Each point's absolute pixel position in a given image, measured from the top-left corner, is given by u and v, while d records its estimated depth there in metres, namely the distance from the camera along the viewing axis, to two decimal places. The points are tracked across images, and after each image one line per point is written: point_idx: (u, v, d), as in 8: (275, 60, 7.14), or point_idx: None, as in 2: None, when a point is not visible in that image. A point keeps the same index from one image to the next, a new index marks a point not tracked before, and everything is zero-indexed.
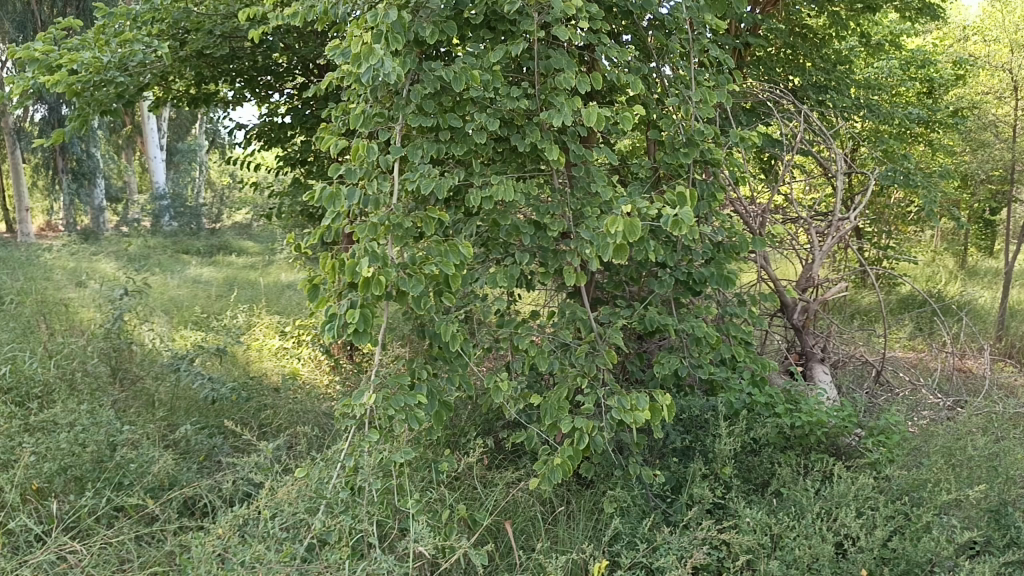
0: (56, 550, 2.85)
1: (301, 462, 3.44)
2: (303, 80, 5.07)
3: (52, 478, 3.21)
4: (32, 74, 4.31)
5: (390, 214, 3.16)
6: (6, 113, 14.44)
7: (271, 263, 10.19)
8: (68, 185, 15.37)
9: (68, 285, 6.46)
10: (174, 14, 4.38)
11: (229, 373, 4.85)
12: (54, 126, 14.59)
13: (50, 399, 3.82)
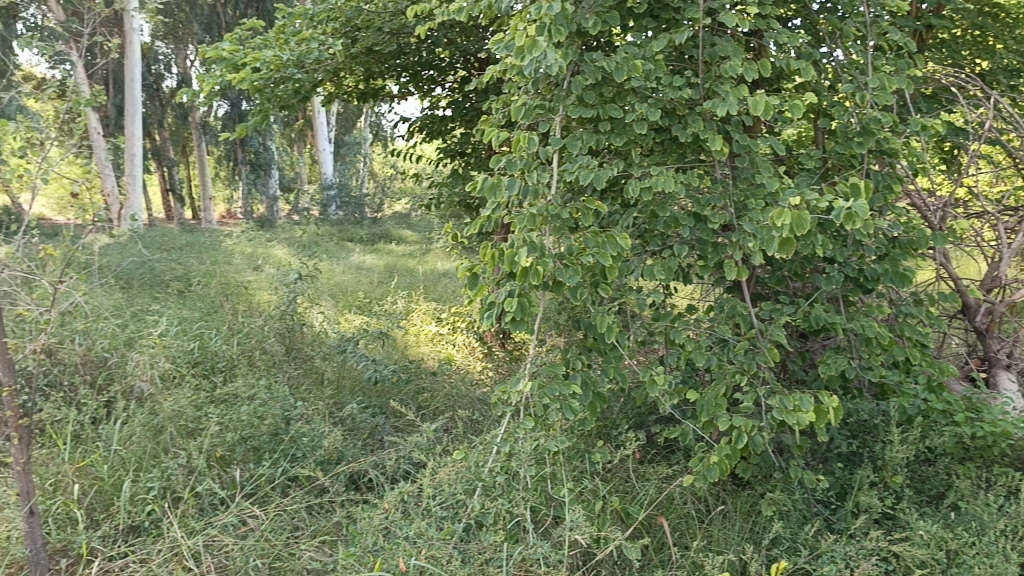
0: (238, 514, 3.08)
1: (459, 445, 3.54)
2: (464, 74, 5.19)
3: (234, 447, 3.46)
4: (221, 73, 4.64)
5: (548, 205, 3.18)
6: (193, 109, 15.70)
7: (428, 251, 10.53)
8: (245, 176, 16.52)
9: (247, 268, 6.96)
10: (347, 12, 4.56)
11: (390, 356, 5.06)
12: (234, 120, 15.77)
13: (232, 373, 4.15)
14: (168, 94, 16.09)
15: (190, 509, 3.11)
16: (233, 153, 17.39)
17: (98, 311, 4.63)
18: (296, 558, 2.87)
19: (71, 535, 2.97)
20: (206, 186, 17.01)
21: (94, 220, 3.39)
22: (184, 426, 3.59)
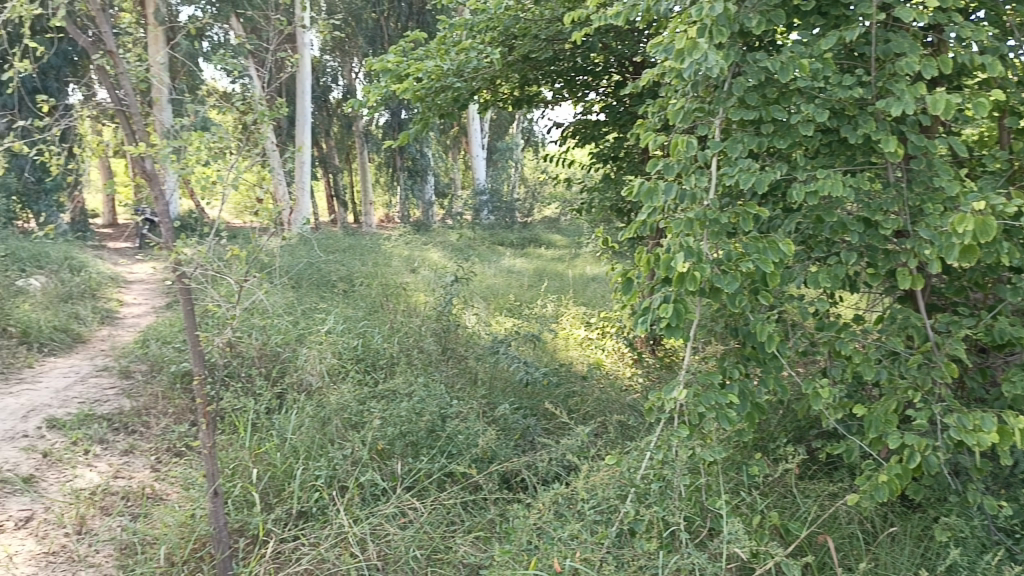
0: (399, 505, 3.20)
1: (612, 450, 3.53)
2: (618, 78, 5.16)
3: (394, 442, 3.61)
4: (386, 84, 4.86)
5: (707, 210, 3.11)
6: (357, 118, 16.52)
7: (577, 255, 10.57)
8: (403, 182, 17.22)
9: (405, 270, 7.24)
10: (505, 22, 4.63)
11: (541, 359, 5.11)
12: (395, 128, 16.48)
13: (392, 370, 4.35)
14: (334, 104, 16.98)
15: (355, 499, 3.26)
16: (393, 159, 18.19)
17: (272, 308, 4.95)
18: (453, 552, 2.95)
19: (248, 516, 3.18)
20: (365, 192, 17.82)
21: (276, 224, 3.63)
22: (348, 419, 3.78)
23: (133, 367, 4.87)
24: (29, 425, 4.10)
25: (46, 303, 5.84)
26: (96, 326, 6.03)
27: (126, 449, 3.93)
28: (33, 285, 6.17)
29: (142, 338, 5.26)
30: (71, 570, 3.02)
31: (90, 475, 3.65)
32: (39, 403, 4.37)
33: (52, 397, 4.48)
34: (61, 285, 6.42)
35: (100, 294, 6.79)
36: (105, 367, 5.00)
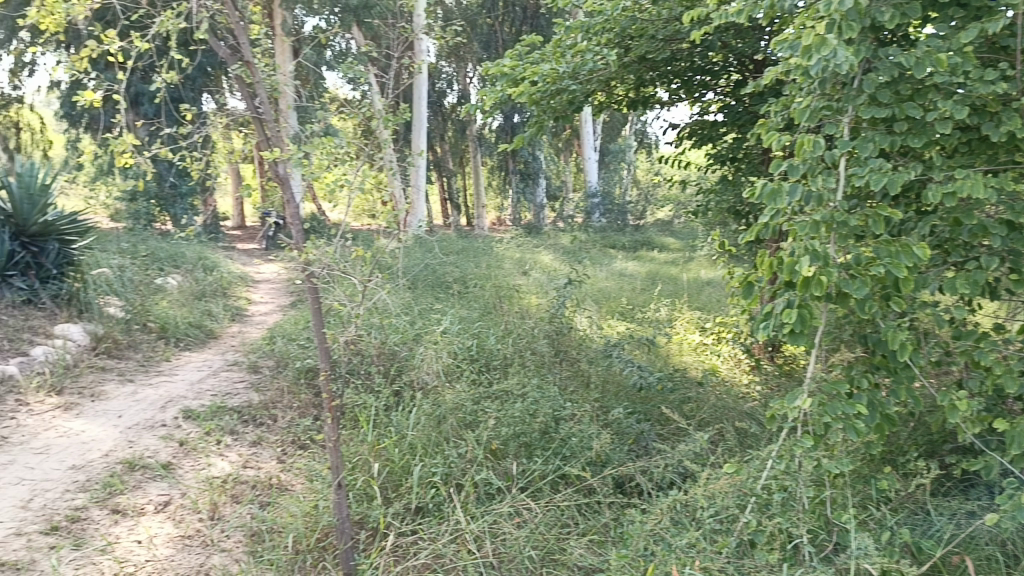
0: (514, 504, 3.22)
1: (731, 458, 3.44)
2: (738, 78, 5.03)
3: (507, 442, 3.64)
4: (502, 87, 4.91)
5: (834, 211, 2.99)
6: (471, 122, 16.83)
7: (691, 259, 10.39)
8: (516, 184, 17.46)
9: (517, 272, 7.31)
10: (621, 23, 4.60)
11: (654, 363, 5.04)
12: (509, 131, 16.74)
13: (505, 371, 4.41)
14: (449, 109, 17.38)
15: (470, 497, 3.30)
16: (505, 162, 18.41)
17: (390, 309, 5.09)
18: (568, 553, 2.95)
19: (368, 509, 3.27)
20: (477, 195, 18.08)
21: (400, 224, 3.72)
22: (463, 418, 3.85)
23: (261, 362, 5.10)
24: (166, 415, 4.36)
25: (182, 300, 6.20)
26: (227, 322, 6.35)
27: (254, 440, 4.12)
28: (171, 283, 6.56)
29: (269, 335, 5.50)
30: (206, 553, 3.19)
31: (222, 464, 3.85)
32: (176, 395, 4.64)
33: (188, 389, 4.74)
34: (196, 284, 6.81)
35: (230, 292, 7.16)
36: (235, 362, 5.26)
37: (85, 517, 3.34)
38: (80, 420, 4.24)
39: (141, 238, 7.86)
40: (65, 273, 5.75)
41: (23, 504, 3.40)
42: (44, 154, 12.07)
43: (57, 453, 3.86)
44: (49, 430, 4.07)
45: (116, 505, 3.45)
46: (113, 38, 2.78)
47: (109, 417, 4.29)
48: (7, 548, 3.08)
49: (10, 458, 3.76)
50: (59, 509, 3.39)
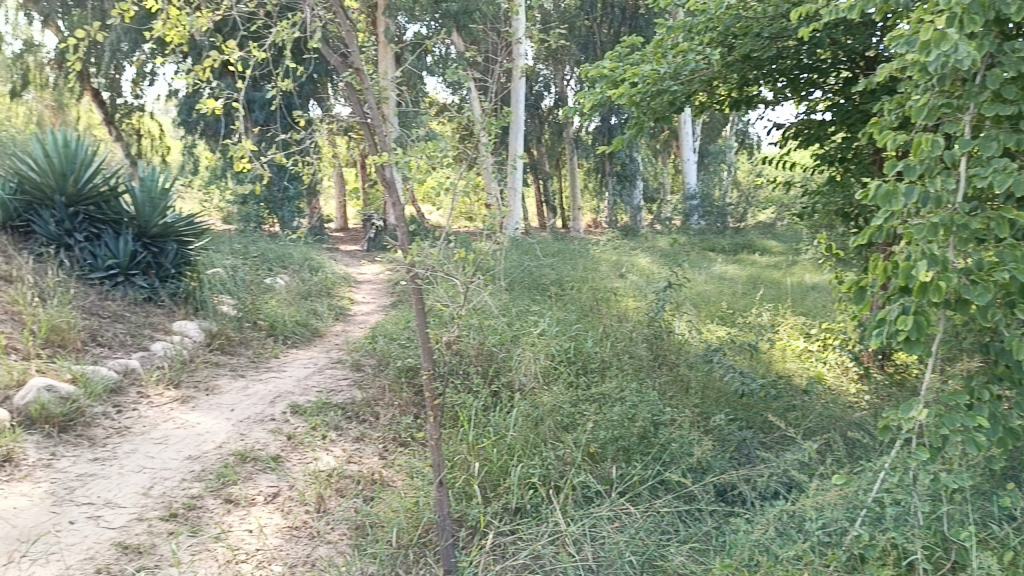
0: (613, 509, 3.20)
1: (839, 468, 3.32)
2: (848, 74, 4.87)
3: (605, 445, 3.63)
4: (602, 89, 4.89)
5: (954, 214, 2.83)
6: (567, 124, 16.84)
7: (795, 263, 10.10)
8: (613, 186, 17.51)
9: (614, 275, 7.27)
10: (726, 21, 4.52)
11: (757, 369, 4.92)
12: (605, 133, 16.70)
13: (602, 374, 4.42)
14: (546, 112, 17.50)
15: (569, 499, 3.29)
16: (602, 164, 18.35)
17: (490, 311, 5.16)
18: (670, 560, 2.87)
19: (467, 507, 3.31)
20: (574, 198, 18.07)
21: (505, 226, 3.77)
22: (560, 420, 3.86)
23: (363, 360, 5.24)
24: (275, 409, 4.53)
25: (289, 299, 6.44)
26: (331, 321, 6.55)
27: (357, 436, 4.24)
28: (279, 282, 6.83)
29: (371, 334, 5.65)
30: (312, 544, 3.30)
31: (327, 459, 3.98)
32: (284, 390, 4.82)
33: (295, 385, 4.92)
34: (302, 284, 7.06)
35: (334, 292, 7.39)
36: (339, 360, 5.42)
37: (200, 505, 3.51)
38: (196, 413, 4.45)
39: (250, 239, 8.20)
40: (182, 273, 6.09)
41: (144, 491, 3.60)
42: (162, 159, 12.73)
43: (175, 443, 4.07)
44: (168, 422, 4.30)
45: (229, 494, 3.61)
46: (234, 48, 2.91)
47: (223, 411, 4.49)
48: (130, 532, 3.27)
49: (132, 447, 3.99)
50: (177, 496, 3.57)
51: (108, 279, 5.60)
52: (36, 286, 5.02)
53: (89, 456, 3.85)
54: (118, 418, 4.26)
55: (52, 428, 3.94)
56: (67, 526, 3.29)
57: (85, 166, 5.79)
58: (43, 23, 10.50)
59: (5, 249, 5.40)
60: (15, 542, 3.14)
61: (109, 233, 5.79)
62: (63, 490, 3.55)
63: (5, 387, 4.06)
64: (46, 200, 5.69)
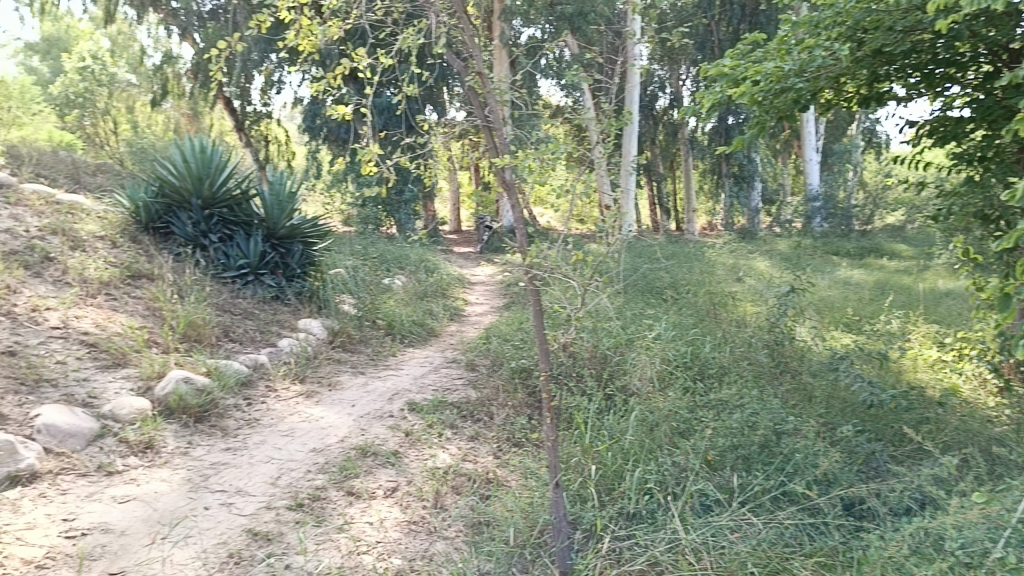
0: (734, 518, 3.11)
1: (979, 487, 3.12)
2: (990, 69, 4.54)
3: (725, 453, 3.54)
4: (722, 89, 4.78)
5: None
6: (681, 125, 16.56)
7: (929, 268, 9.56)
8: (730, 188, 17.17)
9: (732, 278, 7.09)
10: (855, 15, 4.34)
11: (885, 379, 4.69)
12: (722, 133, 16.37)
13: (720, 381, 4.33)
14: (660, 112, 17.27)
15: (688, 506, 3.22)
16: (717, 165, 17.95)
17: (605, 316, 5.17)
18: (795, 575, 2.76)
19: (582, 510, 3.30)
20: (687, 199, 17.75)
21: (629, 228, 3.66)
22: (677, 426, 3.81)
23: (478, 360, 5.30)
24: (393, 406, 4.65)
25: (406, 299, 6.60)
26: (446, 322, 6.66)
27: (472, 435, 4.30)
28: (397, 283, 7.01)
29: (485, 334, 5.71)
30: (430, 539, 3.36)
31: (443, 456, 4.05)
32: (401, 388, 4.94)
33: (412, 383, 5.04)
34: (419, 284, 7.23)
35: (449, 293, 7.52)
36: (454, 359, 5.51)
37: (324, 497, 3.63)
38: (319, 407, 4.62)
39: (370, 241, 8.46)
40: (307, 272, 6.37)
41: (272, 481, 3.77)
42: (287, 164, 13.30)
43: (300, 436, 4.24)
44: (294, 415, 4.48)
45: (351, 487, 3.73)
46: (363, 55, 3.00)
47: (344, 406, 4.64)
48: (260, 519, 3.42)
49: (261, 438, 4.18)
50: (302, 487, 3.72)
51: (239, 277, 5.94)
52: (175, 284, 5.35)
53: (222, 446, 4.06)
54: (248, 410, 4.47)
55: (189, 418, 4.18)
56: (203, 511, 3.47)
57: (219, 170, 6.11)
58: (181, 37, 11.15)
59: (148, 249, 5.80)
60: (157, 524, 3.34)
61: (240, 234, 6.13)
62: (199, 476, 3.76)
63: (148, 378, 4.35)
64: (184, 203, 6.06)
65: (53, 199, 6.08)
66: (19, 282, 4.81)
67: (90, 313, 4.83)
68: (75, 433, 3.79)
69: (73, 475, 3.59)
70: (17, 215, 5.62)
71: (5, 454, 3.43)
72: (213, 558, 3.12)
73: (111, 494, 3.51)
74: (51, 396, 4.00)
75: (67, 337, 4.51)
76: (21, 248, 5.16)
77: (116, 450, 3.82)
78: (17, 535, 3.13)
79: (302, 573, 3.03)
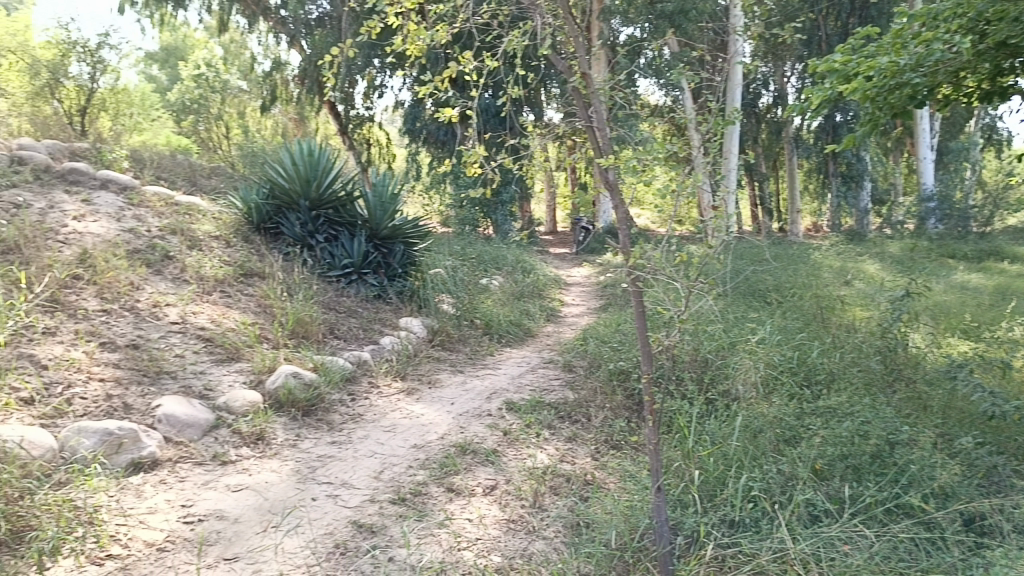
0: (845, 530, 3.00)
1: None
2: None
3: (834, 463, 3.43)
4: (832, 85, 4.64)
5: None
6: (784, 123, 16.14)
7: None
8: (838, 188, 16.64)
9: (838, 281, 6.86)
10: (978, 6, 4.13)
11: (1008, 389, 4.44)
12: (829, 131, 15.85)
13: (828, 388, 4.20)
14: (763, 110, 16.87)
15: (795, 516, 3.12)
16: (825, 164, 17.40)
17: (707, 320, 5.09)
18: None
19: (683, 516, 3.25)
20: (791, 200, 17.26)
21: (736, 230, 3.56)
22: (782, 434, 3.72)
23: (575, 362, 5.30)
24: (491, 405, 4.70)
25: (503, 299, 6.65)
26: (543, 322, 6.69)
27: (570, 436, 4.29)
28: (494, 283, 7.07)
29: (583, 335, 5.71)
30: (529, 538, 3.37)
31: (541, 456, 4.06)
32: (499, 387, 4.99)
33: (509, 383, 5.08)
34: (516, 285, 7.28)
35: (546, 294, 7.54)
36: (552, 360, 5.52)
37: (425, 492, 3.70)
38: (420, 404, 4.71)
39: (468, 241, 8.57)
40: (408, 272, 6.52)
41: (375, 475, 3.86)
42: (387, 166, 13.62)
43: (401, 432, 4.33)
44: (395, 411, 4.58)
45: (451, 483, 3.78)
46: (470, 59, 3.03)
47: (444, 404, 4.72)
48: (364, 512, 3.51)
49: (365, 433, 4.29)
50: (404, 482, 3.80)
51: (343, 277, 6.14)
52: (284, 282, 5.56)
53: (328, 439, 4.19)
54: (352, 405, 4.60)
55: (297, 411, 4.33)
56: (310, 502, 3.59)
57: (326, 172, 6.31)
58: (290, 44, 11.57)
59: (259, 248, 6.05)
60: (267, 513, 3.48)
61: (345, 234, 6.33)
62: (307, 468, 3.89)
63: (260, 372, 4.53)
64: (292, 203, 6.29)
65: (172, 200, 6.41)
66: (142, 279, 5.09)
67: (206, 309, 5.07)
68: (193, 423, 3.98)
69: (191, 463, 3.77)
70: (140, 215, 5.95)
71: (129, 442, 3.66)
72: (320, 548, 3.22)
73: (225, 483, 3.68)
74: (171, 387, 4.22)
75: (185, 332, 4.75)
76: (144, 247, 5.46)
77: (230, 440, 4.00)
78: (141, 518, 3.31)
79: (405, 566, 3.09)
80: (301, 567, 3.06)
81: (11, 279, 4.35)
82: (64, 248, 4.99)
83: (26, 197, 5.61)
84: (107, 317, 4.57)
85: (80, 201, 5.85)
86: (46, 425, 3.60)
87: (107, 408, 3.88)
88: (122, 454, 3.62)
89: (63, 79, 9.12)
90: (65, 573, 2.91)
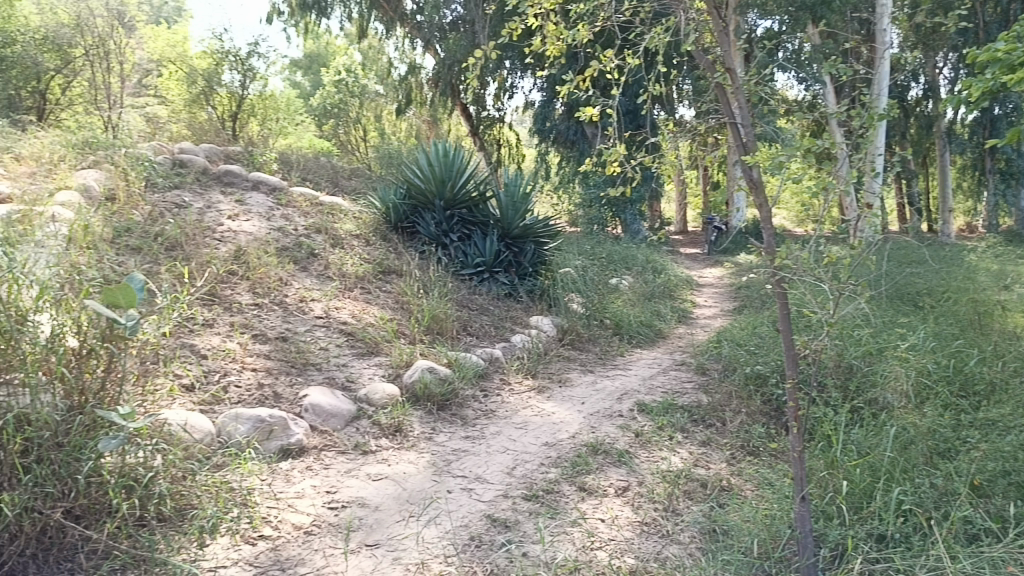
0: (1010, 551, 2.79)
1: None
2: None
3: (995, 479, 3.20)
4: (995, 76, 4.34)
5: None
6: (935, 117, 15.25)
7: None
8: (995, 185, 15.56)
9: (999, 285, 6.41)
10: None
11: None
12: (986, 125, 14.86)
13: (988, 399, 3.94)
14: (911, 104, 16.00)
15: (953, 534, 2.93)
16: (979, 160, 16.30)
17: (852, 324, 4.88)
18: None
19: (827, 527, 3.12)
20: (941, 198, 16.26)
21: (889, 230, 3.40)
22: (936, 446, 3.51)
23: (709, 365, 5.20)
24: (623, 406, 4.67)
25: (634, 300, 6.59)
26: (675, 323, 6.59)
27: (704, 440, 4.21)
28: (624, 284, 7.03)
29: (718, 338, 5.58)
30: (663, 542, 3.32)
31: (674, 460, 4.00)
32: (630, 388, 4.95)
33: (641, 384, 5.03)
34: (648, 286, 7.21)
35: (678, 295, 7.43)
36: (684, 362, 5.44)
37: (557, 490, 3.71)
38: (551, 403, 4.74)
39: (598, 241, 8.55)
40: (539, 271, 6.59)
41: (508, 471, 3.91)
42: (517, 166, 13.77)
43: (533, 429, 4.37)
44: (527, 409, 4.63)
45: (583, 483, 3.78)
46: (611, 57, 3.03)
47: (575, 403, 4.73)
48: (498, 507, 3.57)
49: (498, 428, 4.37)
50: (536, 479, 3.83)
51: (475, 275, 6.28)
52: (420, 280, 5.73)
53: (462, 434, 4.28)
54: (485, 401, 4.68)
55: (433, 406, 4.46)
56: (447, 494, 3.68)
57: (460, 173, 6.50)
58: (425, 48, 11.91)
59: (396, 247, 6.27)
60: (405, 503, 3.59)
61: (478, 234, 6.49)
62: (442, 461, 3.99)
63: (397, 366, 4.69)
64: (427, 203, 6.57)
65: (317, 201, 6.73)
66: (290, 275, 5.37)
67: (347, 305, 5.29)
68: (337, 413, 4.17)
69: (334, 452, 3.95)
70: (288, 215, 6.27)
71: (278, 429, 3.86)
72: (456, 540, 3.29)
73: (367, 472, 3.83)
74: (316, 378, 4.44)
75: (329, 326, 4.98)
76: (291, 244, 5.76)
77: (370, 431, 4.16)
78: (289, 502, 3.49)
79: (539, 562, 3.11)
80: (439, 557, 3.14)
81: (176, 274, 4.69)
82: (220, 245, 5.32)
83: (188, 198, 6.02)
84: (258, 311, 4.85)
85: (235, 201, 6.23)
86: (206, 411, 3.85)
87: (259, 396, 4.12)
88: (272, 441, 3.82)
89: (217, 86, 9.76)
90: (223, 550, 3.10)
